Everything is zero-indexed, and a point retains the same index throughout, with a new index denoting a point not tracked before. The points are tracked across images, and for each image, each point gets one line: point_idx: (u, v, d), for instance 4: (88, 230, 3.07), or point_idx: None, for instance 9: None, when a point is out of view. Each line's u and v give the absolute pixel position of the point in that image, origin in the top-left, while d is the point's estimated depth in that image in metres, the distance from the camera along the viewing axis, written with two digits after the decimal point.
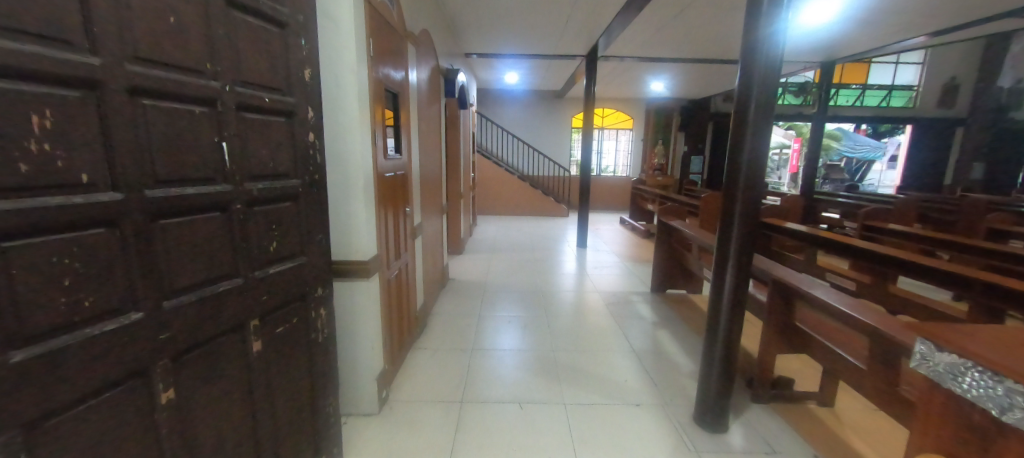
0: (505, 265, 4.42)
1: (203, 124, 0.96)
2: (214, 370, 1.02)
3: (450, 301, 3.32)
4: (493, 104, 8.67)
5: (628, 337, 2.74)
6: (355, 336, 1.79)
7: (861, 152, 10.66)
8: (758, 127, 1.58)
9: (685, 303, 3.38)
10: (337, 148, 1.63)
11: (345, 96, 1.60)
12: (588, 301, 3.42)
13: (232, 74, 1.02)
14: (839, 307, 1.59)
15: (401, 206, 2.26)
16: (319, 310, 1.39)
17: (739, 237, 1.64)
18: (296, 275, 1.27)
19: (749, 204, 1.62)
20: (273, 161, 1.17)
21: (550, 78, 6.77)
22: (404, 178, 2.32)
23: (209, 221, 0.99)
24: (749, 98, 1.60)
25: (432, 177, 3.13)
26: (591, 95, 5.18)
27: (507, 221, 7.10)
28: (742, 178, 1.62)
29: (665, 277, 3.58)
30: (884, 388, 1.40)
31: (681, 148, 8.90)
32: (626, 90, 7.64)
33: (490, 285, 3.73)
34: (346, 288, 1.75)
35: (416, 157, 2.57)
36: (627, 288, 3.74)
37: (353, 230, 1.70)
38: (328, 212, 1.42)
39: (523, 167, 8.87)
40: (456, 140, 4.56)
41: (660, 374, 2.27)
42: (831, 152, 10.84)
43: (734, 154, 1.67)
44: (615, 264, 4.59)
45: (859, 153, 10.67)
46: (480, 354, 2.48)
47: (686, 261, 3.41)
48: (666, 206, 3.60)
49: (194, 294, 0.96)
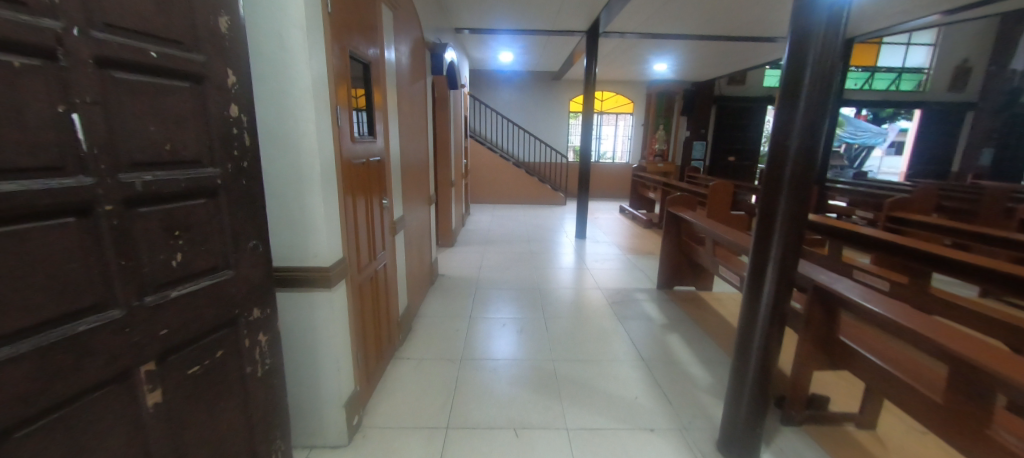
0: (499, 258, 4.13)
1: (30, 85, 0.62)
2: (76, 444, 0.71)
3: (438, 300, 3.03)
4: (486, 86, 8.25)
5: (635, 343, 2.48)
6: (318, 358, 1.49)
7: (862, 138, 10.39)
8: (817, 97, 1.26)
9: (695, 301, 3.11)
10: (285, 128, 1.30)
11: (294, 62, 1.25)
12: (588, 299, 3.14)
13: (89, 12, 0.68)
14: (906, 325, 1.30)
15: (377, 198, 1.94)
16: (257, 337, 1.08)
17: (783, 238, 1.34)
18: (216, 297, 0.95)
19: (799, 199, 1.31)
20: (173, 141, 0.84)
21: (548, 57, 6.38)
22: (379, 165, 1.99)
23: (54, 232, 0.66)
24: (804, 62, 1.27)
25: (416, 165, 2.79)
26: (591, 76, 4.82)
27: (502, 210, 6.79)
28: (790, 167, 1.32)
29: (673, 273, 3.30)
30: (967, 430, 1.13)
31: (683, 133, 8.43)
32: (628, 72, 7.26)
33: (483, 282, 3.44)
34: (303, 301, 1.44)
35: (394, 140, 2.23)
36: (630, 284, 3.46)
37: (308, 232, 1.38)
38: (266, 212, 1.10)
39: (519, 153, 8.49)
40: (445, 123, 4.20)
41: (673, 388, 2.01)
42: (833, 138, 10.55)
43: (780, 134, 1.35)
44: (616, 257, 4.30)
45: (860, 139, 10.39)
46: (469, 364, 2.20)
47: (696, 256, 3.12)
48: (675, 196, 3.29)
49: (31, 343, 0.64)
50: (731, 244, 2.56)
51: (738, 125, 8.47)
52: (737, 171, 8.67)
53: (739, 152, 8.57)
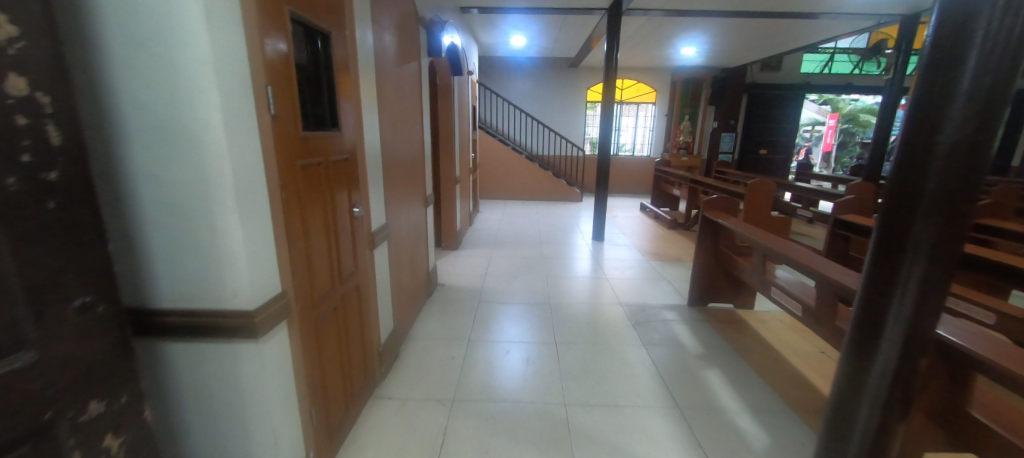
0: (507, 264, 3.70)
1: None
2: None
3: (435, 317, 2.64)
4: (498, 74, 7.77)
5: (665, 380, 2.03)
6: (245, 431, 1.11)
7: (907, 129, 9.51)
8: (997, 71, 0.75)
9: (733, 324, 2.63)
10: (179, 119, 0.91)
11: (185, 21, 0.85)
12: (608, 317, 2.69)
13: None
14: None
15: (343, 207, 1.53)
16: (97, 446, 0.70)
17: (915, 288, 0.88)
18: (9, 400, 0.55)
19: (949, 230, 0.83)
20: None
21: (564, 41, 5.85)
22: (348, 165, 1.58)
23: None
24: (972, 12, 0.76)
25: (407, 162, 2.38)
26: (612, 60, 4.30)
27: (514, 207, 6.36)
28: (932, 183, 0.84)
29: (706, 287, 2.83)
30: None
31: (710, 124, 7.80)
32: (652, 56, 6.67)
33: (487, 294, 3.04)
34: (223, 356, 1.06)
35: (372, 132, 1.81)
36: (655, 299, 3.01)
37: (221, 262, 0.99)
38: (102, 251, 0.71)
39: (533, 146, 8.02)
40: (448, 114, 3.75)
41: (719, 452, 1.57)
42: None
43: (919, 130, 0.85)
44: (637, 263, 3.85)
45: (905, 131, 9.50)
46: (461, 408, 1.80)
47: (735, 269, 2.64)
48: (711, 199, 2.80)
49: None
50: (778, 259, 2.08)
51: (772, 115, 7.78)
52: (768, 166, 8.00)
53: (772, 145, 7.89)
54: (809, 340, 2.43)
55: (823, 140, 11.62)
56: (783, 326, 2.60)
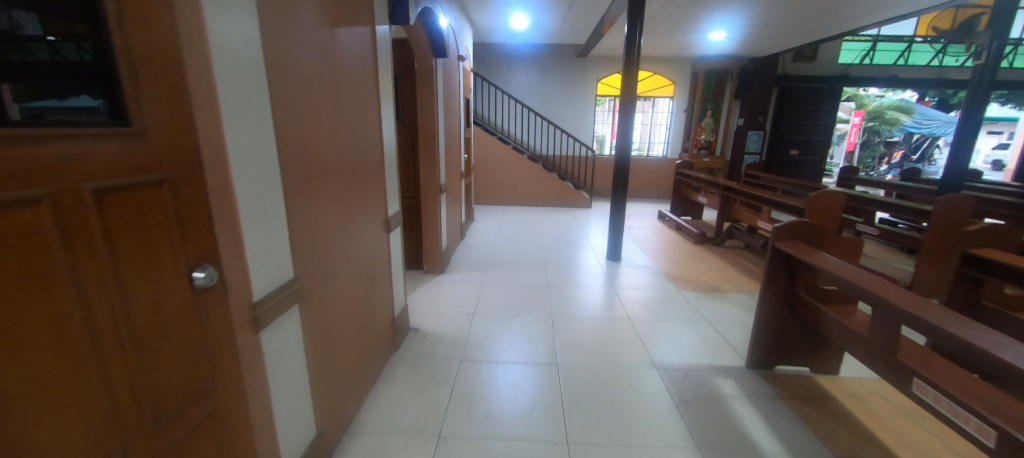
0: (502, 295, 2.95)
1: None
2: None
3: (397, 390, 1.87)
4: (498, 65, 6.98)
5: None
6: None
7: (928, 128, 9.66)
8: None
9: (819, 403, 1.85)
10: None
11: None
12: (641, 391, 1.91)
13: None
14: None
15: (145, 283, 0.75)
16: None
17: None
18: None
19: None
20: None
21: (573, 24, 5.09)
22: (169, 195, 0.79)
23: None
24: None
25: (349, 177, 1.60)
26: (633, 41, 3.51)
27: (514, 215, 5.60)
28: None
29: (776, 343, 2.05)
30: None
31: (735, 122, 6.94)
32: (673, 42, 5.83)
33: (473, 345, 2.28)
34: None
35: (256, 129, 1.03)
36: (698, 354, 2.24)
37: None
38: None
39: (536, 144, 7.24)
40: (429, 107, 2.97)
41: None
42: (896, 127, 10.03)
43: None
44: (661, 292, 3.10)
45: (926, 129, 9.71)
46: None
47: (819, 328, 1.86)
48: (787, 225, 1.98)
49: None
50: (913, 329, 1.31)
51: (805, 111, 6.93)
52: (799, 167, 7.16)
53: (803, 144, 7.06)
54: (941, 438, 1.65)
55: (846, 139, 10.81)
56: (892, 409, 1.82)
